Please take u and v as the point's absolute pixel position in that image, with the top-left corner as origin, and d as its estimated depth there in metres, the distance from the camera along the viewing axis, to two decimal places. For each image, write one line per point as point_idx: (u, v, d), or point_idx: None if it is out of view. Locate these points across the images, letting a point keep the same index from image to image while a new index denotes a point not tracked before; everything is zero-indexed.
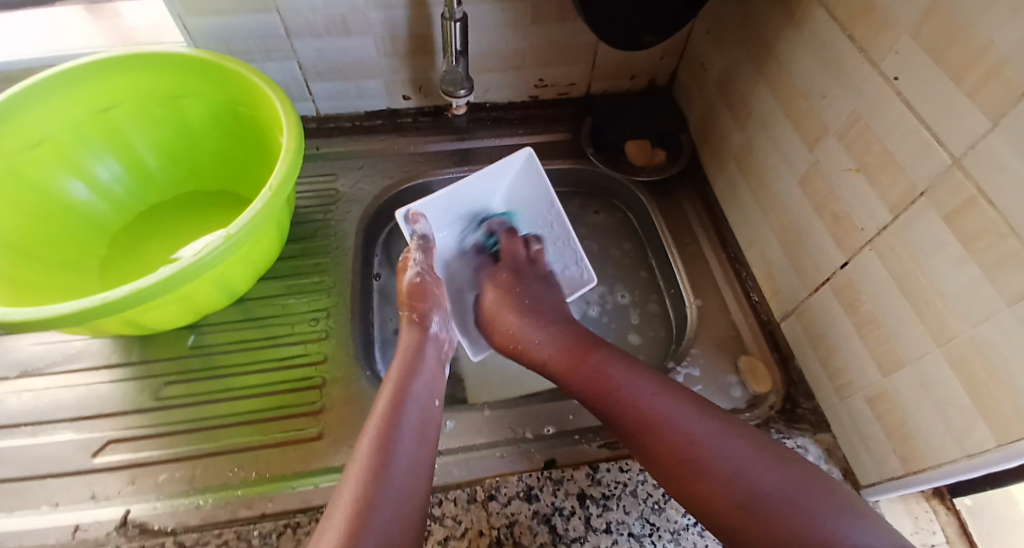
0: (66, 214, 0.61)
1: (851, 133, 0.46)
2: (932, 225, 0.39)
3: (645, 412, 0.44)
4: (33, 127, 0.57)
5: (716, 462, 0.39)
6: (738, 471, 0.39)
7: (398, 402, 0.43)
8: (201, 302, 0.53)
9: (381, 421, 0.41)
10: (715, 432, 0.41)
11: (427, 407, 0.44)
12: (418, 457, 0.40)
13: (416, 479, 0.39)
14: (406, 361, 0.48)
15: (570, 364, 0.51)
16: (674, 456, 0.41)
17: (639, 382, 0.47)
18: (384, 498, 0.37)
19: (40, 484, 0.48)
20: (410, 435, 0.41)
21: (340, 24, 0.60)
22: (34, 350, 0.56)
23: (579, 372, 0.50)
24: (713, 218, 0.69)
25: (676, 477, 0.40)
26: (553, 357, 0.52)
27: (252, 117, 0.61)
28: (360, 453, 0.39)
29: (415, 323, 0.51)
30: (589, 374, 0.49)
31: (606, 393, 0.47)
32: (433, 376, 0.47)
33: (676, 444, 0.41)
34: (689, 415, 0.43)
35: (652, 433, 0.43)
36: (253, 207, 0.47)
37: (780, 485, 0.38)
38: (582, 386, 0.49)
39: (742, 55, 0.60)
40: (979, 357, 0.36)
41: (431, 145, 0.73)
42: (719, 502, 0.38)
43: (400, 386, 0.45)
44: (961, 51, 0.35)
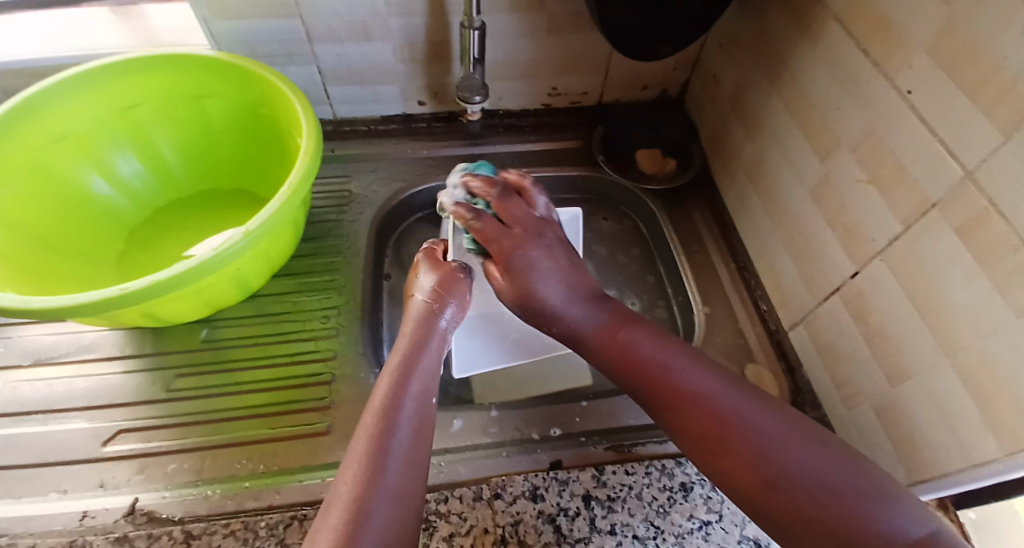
0: (85, 208, 0.63)
1: (864, 146, 0.46)
2: (943, 237, 0.39)
3: (681, 388, 0.41)
4: (59, 123, 0.59)
5: (756, 441, 0.37)
6: (779, 451, 0.37)
7: (394, 401, 0.42)
8: (216, 297, 0.54)
9: (376, 426, 0.40)
10: (751, 410, 0.39)
11: (423, 405, 0.43)
12: (411, 460, 0.39)
13: (412, 482, 0.38)
14: (406, 357, 0.45)
15: (610, 335, 0.46)
16: (709, 425, 0.39)
17: (671, 355, 0.43)
18: (378, 501, 0.36)
19: (50, 472, 0.49)
20: (405, 435, 0.40)
21: (361, 30, 0.61)
22: (48, 339, 0.57)
23: (615, 342, 0.45)
24: (723, 228, 0.69)
25: (705, 450, 0.39)
26: (581, 327, 0.47)
27: (272, 118, 0.63)
28: (355, 454, 0.38)
29: (430, 313, 0.49)
30: (620, 346, 0.45)
31: (639, 364, 0.44)
32: (432, 372, 0.46)
33: (721, 424, 0.39)
34: (727, 391, 0.40)
35: (686, 410, 0.40)
36: (272, 205, 0.48)
37: (820, 469, 0.36)
38: (615, 359, 0.45)
39: (755, 68, 0.61)
40: (988, 369, 0.36)
41: (444, 150, 0.74)
42: (750, 479, 0.37)
43: (396, 385, 0.43)
44: (974, 68, 0.36)
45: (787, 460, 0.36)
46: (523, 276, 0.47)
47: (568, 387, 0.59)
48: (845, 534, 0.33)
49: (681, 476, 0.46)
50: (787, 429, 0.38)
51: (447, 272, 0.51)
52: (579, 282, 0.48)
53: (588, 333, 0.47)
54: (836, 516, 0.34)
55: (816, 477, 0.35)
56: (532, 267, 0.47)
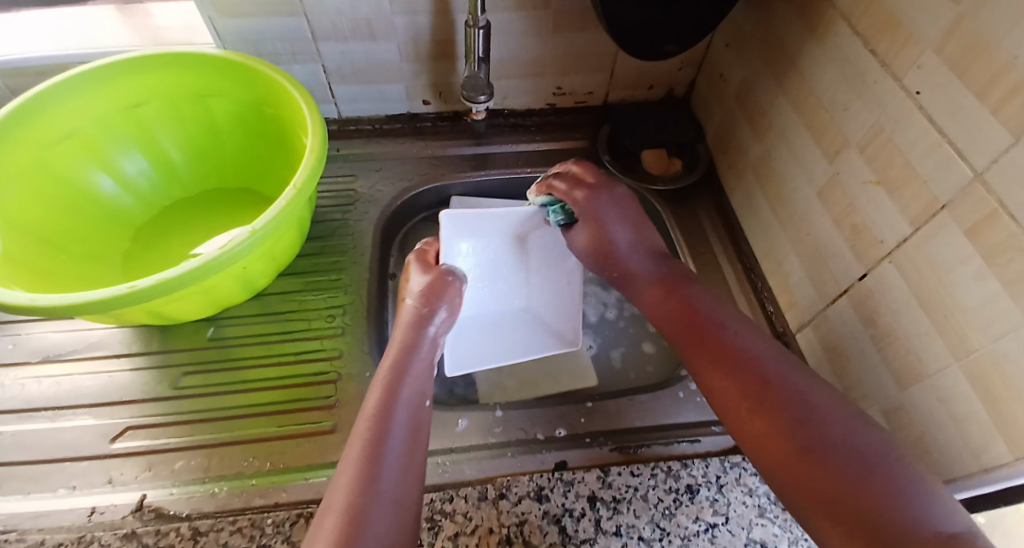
0: (92, 207, 0.63)
1: (872, 146, 0.46)
2: (952, 238, 0.39)
3: (738, 347, 0.43)
4: (66, 121, 0.59)
5: (802, 406, 0.38)
6: (821, 418, 0.37)
7: (386, 406, 0.43)
8: (222, 296, 0.54)
9: (370, 429, 0.41)
10: (802, 378, 0.40)
11: (415, 411, 0.44)
12: (407, 463, 0.40)
13: (409, 486, 0.39)
14: (396, 362, 0.47)
15: (665, 301, 0.49)
16: (760, 383, 0.40)
17: (730, 319, 0.45)
18: (376, 504, 0.37)
19: (58, 468, 0.49)
20: (398, 438, 0.41)
21: (367, 29, 0.62)
22: (57, 337, 0.58)
23: (673, 303, 0.49)
24: (729, 228, 0.69)
25: (745, 412, 0.39)
26: (648, 290, 0.51)
27: (277, 117, 0.63)
28: (349, 459, 0.39)
29: (418, 321, 0.50)
30: (678, 303, 0.48)
31: (694, 318, 0.46)
32: (423, 379, 0.47)
33: (770, 387, 0.39)
34: (778, 359, 0.41)
35: (732, 367, 0.42)
36: (277, 204, 0.48)
37: (862, 442, 0.35)
38: (673, 314, 0.48)
39: (762, 67, 0.60)
40: (997, 371, 0.36)
41: (449, 149, 0.74)
42: (784, 443, 0.36)
43: (388, 391, 0.44)
44: (983, 68, 0.35)
45: (828, 427, 0.36)
46: (597, 226, 0.55)
47: (573, 388, 0.60)
48: (876, 505, 0.32)
49: (687, 479, 0.46)
50: (828, 401, 0.38)
51: (437, 277, 0.54)
52: (645, 237, 0.55)
53: (647, 286, 0.52)
54: (868, 484, 0.33)
55: (844, 435, 0.36)
56: (604, 219, 0.55)
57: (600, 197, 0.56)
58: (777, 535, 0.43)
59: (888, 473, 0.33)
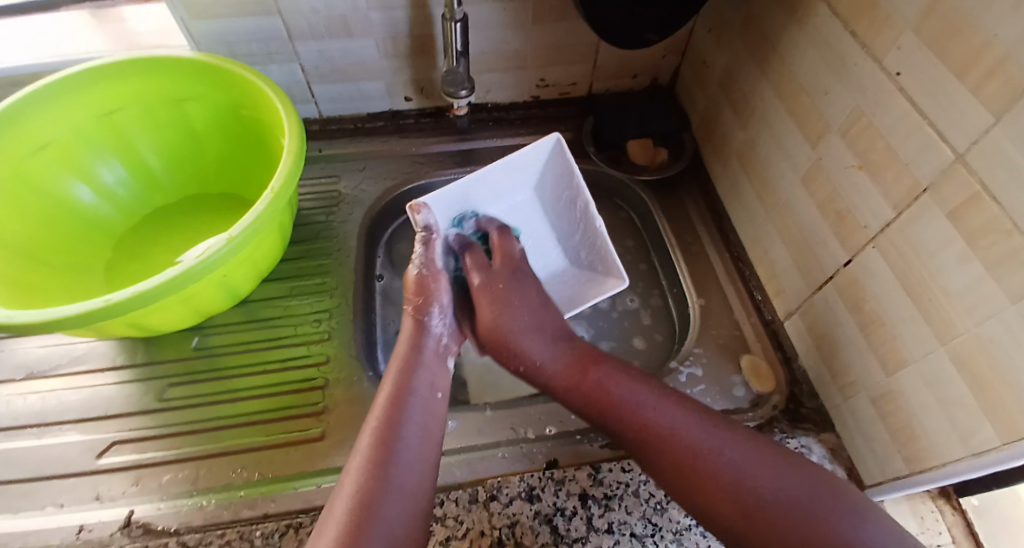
0: (70, 218, 0.62)
1: (855, 130, 0.45)
2: (936, 222, 0.38)
3: (654, 423, 0.42)
4: (40, 131, 0.58)
5: (729, 471, 0.38)
6: (750, 479, 0.37)
7: (398, 398, 0.43)
8: (205, 304, 0.54)
9: (382, 417, 0.42)
10: (720, 438, 0.40)
11: (427, 402, 0.44)
12: (420, 453, 0.40)
13: (422, 476, 0.39)
14: (406, 358, 0.47)
15: (575, 378, 0.48)
16: (676, 458, 0.40)
17: (640, 392, 0.45)
18: (388, 495, 0.37)
19: (46, 486, 0.49)
20: (412, 431, 0.42)
21: (341, 26, 0.60)
22: (40, 352, 0.57)
23: (590, 390, 0.46)
24: (716, 216, 0.68)
25: (675, 480, 0.40)
26: (557, 373, 0.49)
27: (255, 119, 0.61)
28: (360, 448, 0.40)
29: (420, 322, 0.50)
30: (590, 386, 0.46)
31: (608, 402, 0.45)
32: (432, 371, 0.47)
33: (700, 459, 0.39)
34: (695, 425, 0.41)
35: (661, 445, 0.41)
36: (256, 208, 0.48)
37: (788, 489, 0.37)
38: (584, 398, 0.46)
39: (744, 53, 0.60)
40: (984, 356, 0.36)
41: (432, 146, 0.73)
42: (711, 494, 0.38)
43: (400, 384, 0.45)
44: (962, 47, 0.35)
45: (747, 483, 0.37)
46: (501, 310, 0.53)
47: None
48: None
49: None
50: (750, 457, 0.39)
51: (416, 278, 0.52)
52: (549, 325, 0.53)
53: (555, 372, 0.49)
54: (809, 531, 0.34)
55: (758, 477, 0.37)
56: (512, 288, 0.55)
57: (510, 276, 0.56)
58: None
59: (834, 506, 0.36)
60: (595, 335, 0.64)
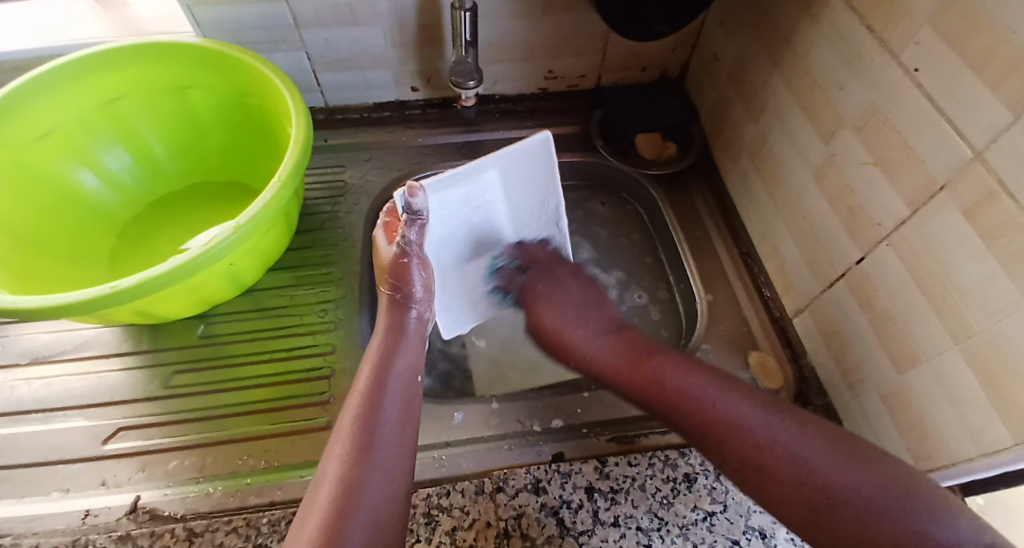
0: (75, 205, 0.61)
1: (869, 125, 0.45)
2: (951, 220, 0.38)
3: (721, 418, 0.41)
4: (44, 117, 0.57)
5: (796, 464, 0.37)
6: (817, 472, 0.36)
7: (379, 380, 0.43)
8: (210, 293, 0.54)
9: (363, 400, 0.41)
10: (789, 433, 0.39)
11: (408, 385, 0.44)
12: (403, 435, 0.40)
13: (408, 458, 0.39)
14: (387, 339, 0.46)
15: (640, 372, 0.48)
16: (730, 444, 0.40)
17: (703, 385, 0.44)
18: (371, 478, 0.37)
19: (52, 471, 0.49)
20: (392, 412, 0.41)
21: (350, 14, 0.60)
22: (45, 338, 0.57)
23: (652, 383, 0.46)
24: (725, 212, 0.68)
25: (744, 475, 0.39)
26: (613, 363, 0.51)
27: (261, 107, 0.61)
28: (341, 433, 0.39)
29: (396, 302, 0.48)
30: (653, 381, 0.46)
31: (671, 396, 0.45)
32: (412, 351, 0.46)
33: (761, 449, 0.39)
34: (768, 421, 0.40)
35: (725, 441, 0.41)
36: (262, 198, 0.47)
37: (865, 484, 0.35)
38: (646, 390, 0.47)
39: (756, 47, 0.59)
40: (997, 354, 0.36)
41: (439, 137, 0.72)
42: (753, 474, 0.39)
43: (380, 365, 0.44)
44: (983, 42, 0.34)
45: (793, 464, 0.37)
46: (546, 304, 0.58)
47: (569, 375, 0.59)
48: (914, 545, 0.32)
49: (684, 467, 0.46)
50: (825, 451, 0.37)
51: (394, 259, 0.48)
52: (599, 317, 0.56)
53: (617, 362, 0.50)
54: (892, 528, 0.33)
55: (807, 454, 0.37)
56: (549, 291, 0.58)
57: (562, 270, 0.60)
58: (776, 522, 0.43)
59: (910, 495, 0.34)
60: None
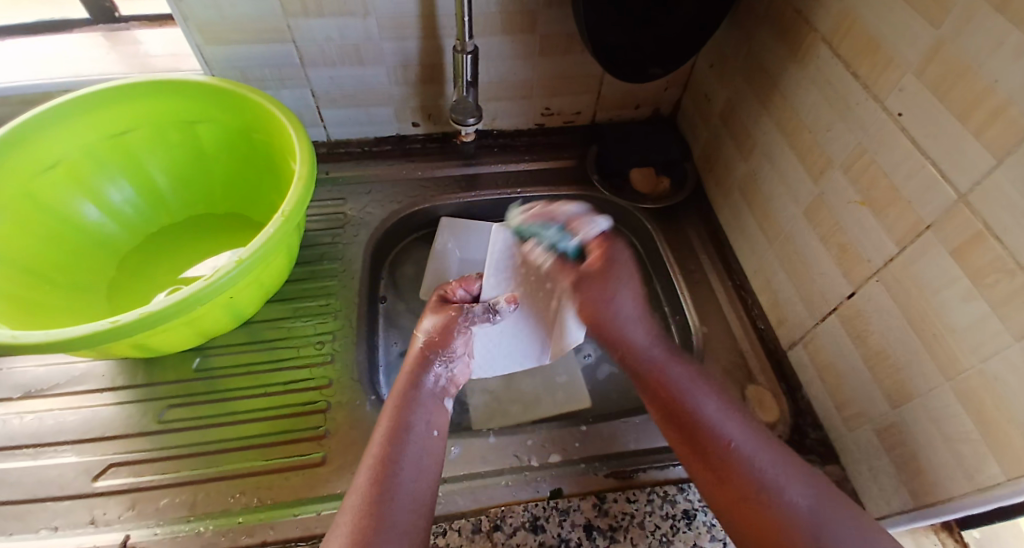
0: (76, 236, 0.62)
1: (856, 166, 0.46)
2: (938, 259, 0.39)
3: (725, 450, 0.42)
4: (49, 151, 0.58)
5: (791, 518, 0.38)
6: (805, 525, 0.37)
7: (395, 437, 0.42)
8: (209, 325, 0.54)
9: (380, 453, 0.41)
10: (776, 472, 0.40)
11: (426, 442, 0.43)
12: (418, 494, 0.40)
13: (418, 516, 0.39)
14: (405, 389, 0.46)
15: (647, 373, 0.49)
16: (736, 494, 0.40)
17: (707, 400, 0.46)
18: (381, 538, 0.36)
19: (40, 508, 0.48)
20: (407, 471, 0.41)
21: (354, 54, 0.62)
22: (39, 371, 0.56)
23: (656, 381, 0.48)
24: (718, 245, 0.69)
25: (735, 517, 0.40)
26: (635, 351, 0.50)
27: (265, 142, 0.62)
28: (357, 485, 0.40)
29: (424, 359, 0.49)
30: (664, 393, 0.47)
31: (675, 409, 0.46)
32: (430, 405, 0.46)
33: (745, 495, 0.40)
34: (752, 454, 0.42)
35: (719, 483, 0.41)
36: (265, 232, 0.48)
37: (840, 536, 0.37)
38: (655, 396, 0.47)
39: (746, 89, 0.61)
40: (989, 392, 0.36)
41: (438, 171, 0.74)
42: (773, 541, 0.38)
43: (397, 420, 0.44)
44: (964, 91, 0.36)
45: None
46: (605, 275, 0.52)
47: (567, 410, 0.59)
48: None
49: (683, 504, 0.46)
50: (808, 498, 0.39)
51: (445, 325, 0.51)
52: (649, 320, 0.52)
53: (640, 359, 0.50)
54: None
55: (816, 520, 0.38)
56: (615, 281, 0.52)
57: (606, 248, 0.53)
58: None
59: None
60: (599, 355, 0.64)
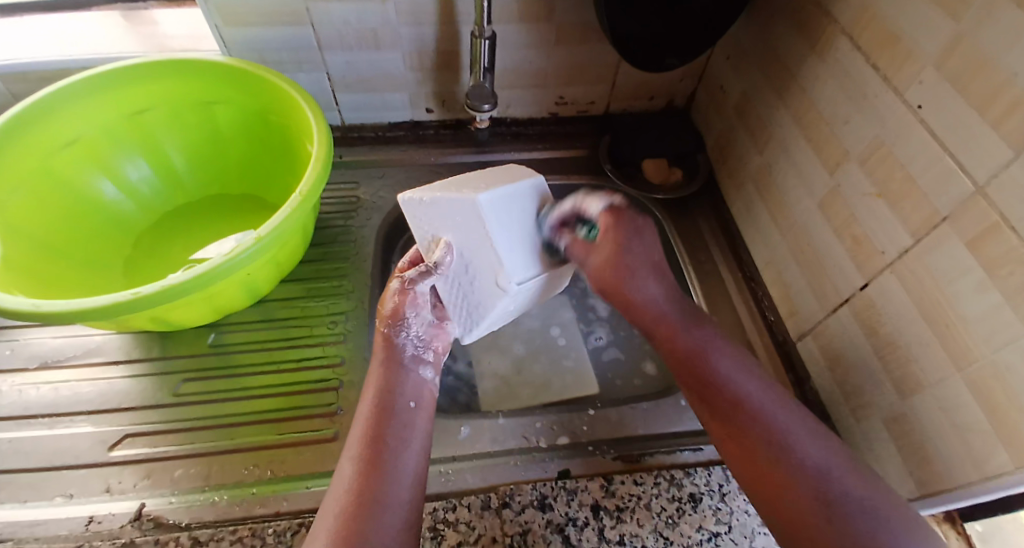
0: (94, 212, 0.63)
1: (873, 157, 0.46)
2: (953, 250, 0.39)
3: (756, 413, 0.42)
4: (68, 128, 0.59)
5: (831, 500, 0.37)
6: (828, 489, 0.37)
7: (380, 416, 0.43)
8: (226, 302, 0.54)
9: (365, 434, 0.41)
10: (799, 427, 0.41)
11: (411, 418, 0.43)
12: (412, 469, 0.40)
13: (412, 491, 0.39)
14: (382, 374, 0.46)
15: (668, 339, 0.48)
16: (774, 477, 0.39)
17: (744, 376, 0.45)
18: (377, 512, 0.37)
19: (56, 477, 0.49)
20: (396, 447, 0.41)
21: (372, 38, 0.62)
22: (56, 343, 0.57)
23: (676, 343, 0.47)
24: (729, 237, 0.69)
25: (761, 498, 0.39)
26: (650, 318, 0.49)
27: (282, 124, 0.63)
28: (345, 466, 0.40)
29: (387, 338, 0.47)
30: (688, 351, 0.47)
31: (699, 368, 0.45)
32: (411, 385, 0.46)
33: (769, 464, 0.39)
34: (779, 411, 0.42)
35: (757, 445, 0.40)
36: (284, 211, 0.48)
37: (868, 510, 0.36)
38: (682, 360, 0.47)
39: (763, 81, 0.61)
40: (1000, 382, 0.36)
41: (450, 157, 0.74)
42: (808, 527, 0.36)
43: (380, 400, 0.44)
44: (983, 82, 0.36)
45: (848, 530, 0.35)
46: (614, 250, 0.49)
47: (573, 395, 0.59)
48: None
49: (689, 487, 0.46)
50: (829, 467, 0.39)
51: (392, 293, 0.47)
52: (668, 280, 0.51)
53: (665, 325, 0.49)
54: None
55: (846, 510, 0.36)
56: (624, 245, 0.50)
57: (623, 222, 0.51)
58: None
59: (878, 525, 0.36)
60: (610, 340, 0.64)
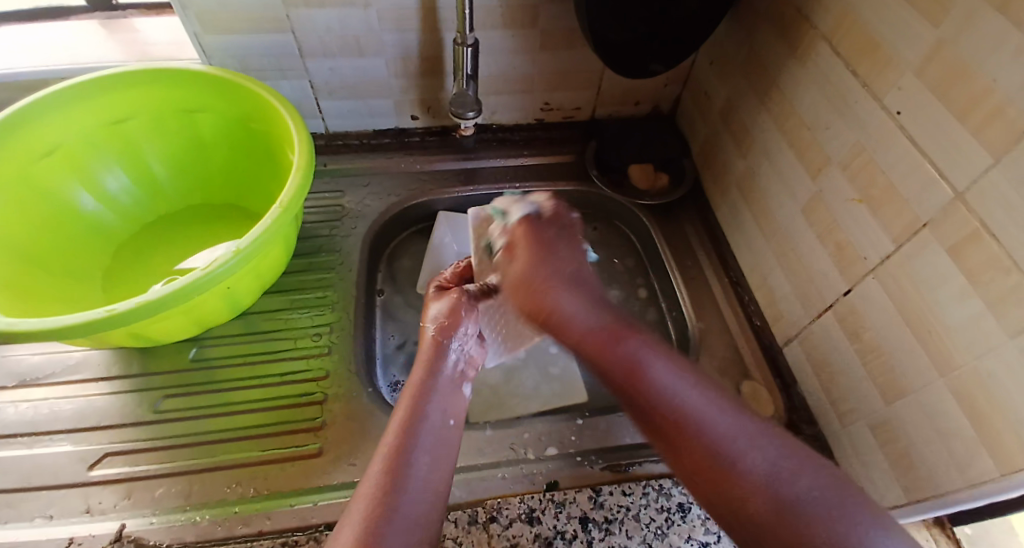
0: (72, 224, 0.61)
1: (855, 164, 0.46)
2: (934, 257, 0.39)
3: (697, 431, 0.38)
4: (45, 139, 0.58)
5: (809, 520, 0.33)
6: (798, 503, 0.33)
7: (412, 424, 0.42)
8: (208, 315, 0.54)
9: (394, 441, 0.41)
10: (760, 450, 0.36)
11: (442, 430, 0.43)
12: (432, 482, 0.40)
13: (430, 506, 0.38)
14: (421, 384, 0.46)
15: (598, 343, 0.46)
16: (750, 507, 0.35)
17: (673, 378, 0.42)
18: (393, 523, 0.36)
19: (35, 497, 0.47)
20: (422, 458, 0.41)
21: (355, 45, 0.61)
22: (34, 359, 0.56)
23: (608, 357, 0.45)
24: (715, 242, 0.69)
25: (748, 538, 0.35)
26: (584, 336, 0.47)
27: (264, 133, 0.62)
28: (370, 472, 0.39)
29: (439, 345, 0.50)
30: (626, 361, 0.44)
31: (638, 383, 0.42)
32: (447, 395, 0.46)
33: (729, 486, 0.36)
34: (729, 428, 0.38)
35: (714, 477, 0.36)
36: (263, 222, 0.48)
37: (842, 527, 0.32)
38: (621, 374, 0.44)
39: (746, 87, 0.61)
40: (981, 388, 0.37)
41: (436, 164, 0.73)
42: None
43: (413, 409, 0.44)
44: (962, 90, 0.36)
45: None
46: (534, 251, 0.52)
47: (563, 402, 0.59)
48: None
49: (678, 497, 0.46)
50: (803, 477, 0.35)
51: (450, 303, 0.52)
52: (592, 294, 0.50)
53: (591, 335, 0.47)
54: None
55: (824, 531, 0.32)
56: (546, 256, 0.52)
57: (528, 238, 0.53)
58: None
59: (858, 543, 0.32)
60: None
